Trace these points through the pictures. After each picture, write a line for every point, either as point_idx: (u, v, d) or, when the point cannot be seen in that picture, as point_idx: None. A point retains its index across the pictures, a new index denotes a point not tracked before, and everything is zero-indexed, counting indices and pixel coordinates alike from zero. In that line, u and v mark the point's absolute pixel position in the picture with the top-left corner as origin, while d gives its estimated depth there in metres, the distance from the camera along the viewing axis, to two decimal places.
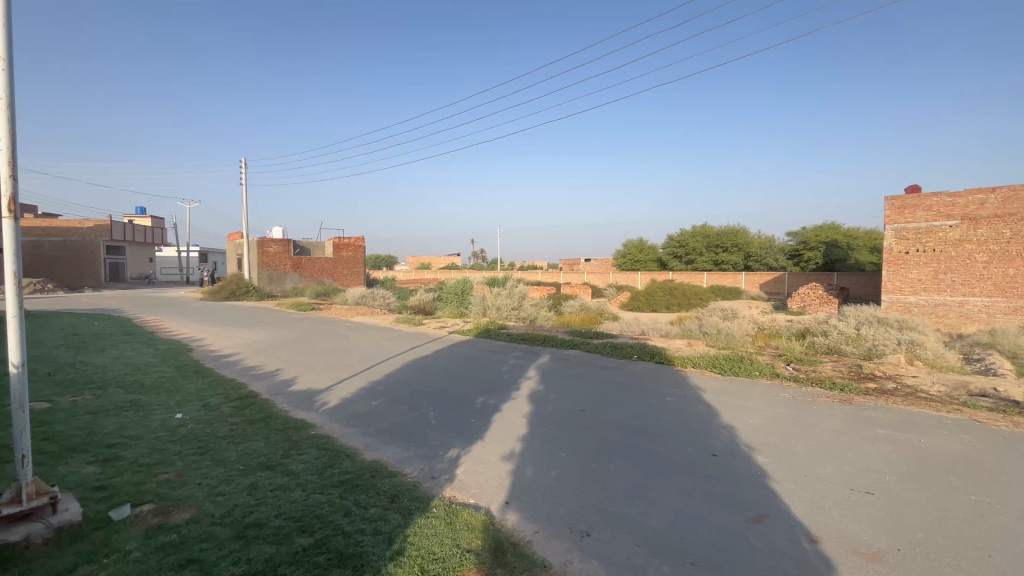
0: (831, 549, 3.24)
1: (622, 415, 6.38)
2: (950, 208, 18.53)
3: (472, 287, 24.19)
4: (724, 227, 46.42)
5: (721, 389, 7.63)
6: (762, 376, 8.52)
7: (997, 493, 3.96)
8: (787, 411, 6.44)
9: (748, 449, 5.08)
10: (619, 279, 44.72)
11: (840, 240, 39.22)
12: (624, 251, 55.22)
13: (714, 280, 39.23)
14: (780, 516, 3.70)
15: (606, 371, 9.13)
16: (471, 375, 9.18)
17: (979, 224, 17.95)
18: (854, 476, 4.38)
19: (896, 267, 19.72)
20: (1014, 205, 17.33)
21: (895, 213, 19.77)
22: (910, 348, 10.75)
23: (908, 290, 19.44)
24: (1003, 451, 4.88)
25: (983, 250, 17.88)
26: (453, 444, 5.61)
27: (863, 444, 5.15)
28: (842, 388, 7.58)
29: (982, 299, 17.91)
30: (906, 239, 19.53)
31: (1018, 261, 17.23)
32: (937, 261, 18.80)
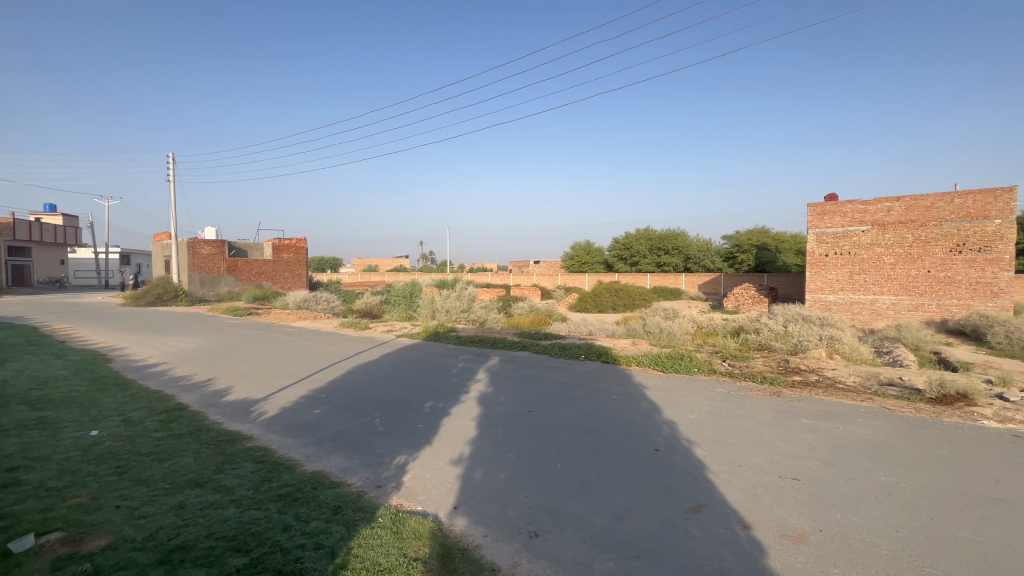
0: (761, 533, 3.45)
1: (570, 414, 6.49)
2: (862, 214, 20.34)
3: (420, 290, 23.81)
4: (666, 231, 48.51)
5: (663, 386, 7.95)
6: (700, 373, 8.97)
7: (903, 473, 4.38)
8: (723, 405, 6.81)
9: (688, 443, 5.32)
10: (568, 280, 45.58)
11: (769, 243, 42.05)
12: (572, 253, 56.37)
13: (657, 281, 40.85)
14: (716, 505, 3.89)
15: (555, 372, 9.27)
16: (419, 379, 9.01)
17: (887, 229, 19.81)
18: (782, 464, 4.68)
19: (817, 269, 21.40)
20: (915, 213, 19.26)
21: (816, 219, 21.45)
22: (830, 343, 11.66)
23: (828, 289, 21.14)
24: (909, 435, 5.40)
25: (890, 253, 19.73)
26: (400, 451, 5.48)
27: (790, 434, 5.54)
28: (772, 381, 8.11)
29: (890, 297, 19.77)
30: (826, 243, 21.24)
31: (919, 263, 19.18)
32: (852, 262, 20.56)
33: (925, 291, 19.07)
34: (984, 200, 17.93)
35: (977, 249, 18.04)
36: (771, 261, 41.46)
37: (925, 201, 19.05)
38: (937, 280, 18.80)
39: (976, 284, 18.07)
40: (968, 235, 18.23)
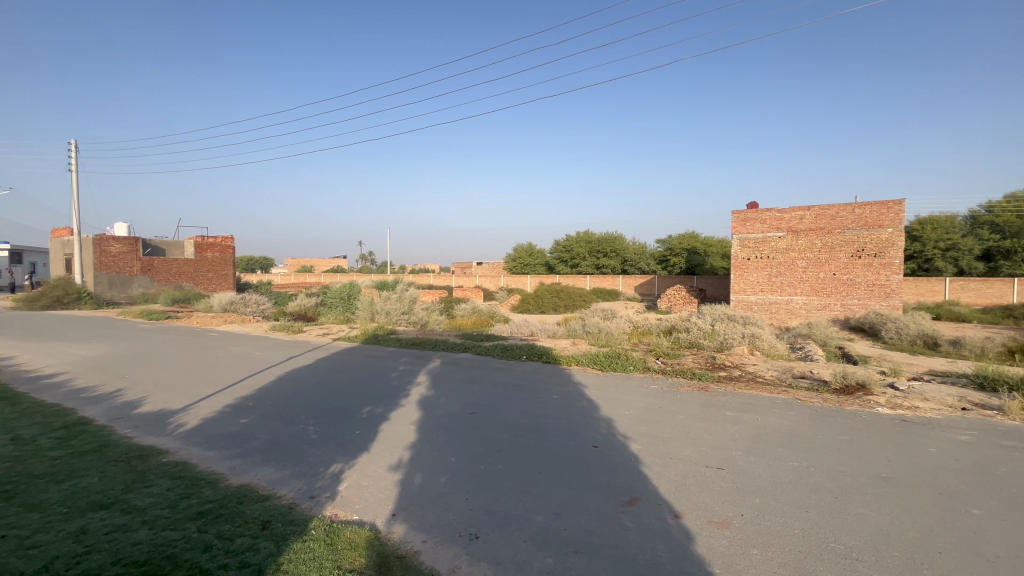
0: (690, 521, 3.65)
1: (511, 415, 6.53)
2: (779, 221, 22.10)
3: (359, 291, 23.01)
4: (604, 234, 50.21)
5: (601, 384, 8.21)
6: (635, 370, 9.36)
7: (812, 458, 4.80)
8: (656, 401, 7.15)
9: (623, 438, 5.53)
10: (510, 281, 45.91)
11: (699, 247, 44.64)
12: (515, 255, 56.87)
13: (596, 283, 42.12)
14: (649, 497, 4.07)
15: (496, 373, 9.30)
16: (357, 384, 8.71)
17: (799, 235, 21.64)
18: (709, 455, 4.98)
19: (740, 271, 23.02)
20: (823, 221, 21.18)
21: (739, 225, 23.06)
22: (751, 341, 12.56)
23: (750, 290, 22.79)
24: (817, 423, 5.93)
25: (802, 257, 21.59)
26: (335, 458, 5.26)
27: (716, 426, 5.91)
28: (700, 377, 8.62)
29: (803, 297, 21.63)
30: (748, 247, 22.89)
31: (826, 267, 21.11)
32: (771, 266, 22.29)
33: (831, 292, 21.05)
34: (879, 211, 20.05)
35: (874, 254, 20.15)
36: (700, 264, 44.04)
37: (832, 211, 21.01)
38: (841, 282, 20.81)
39: (873, 286, 20.19)
40: (867, 241, 20.33)
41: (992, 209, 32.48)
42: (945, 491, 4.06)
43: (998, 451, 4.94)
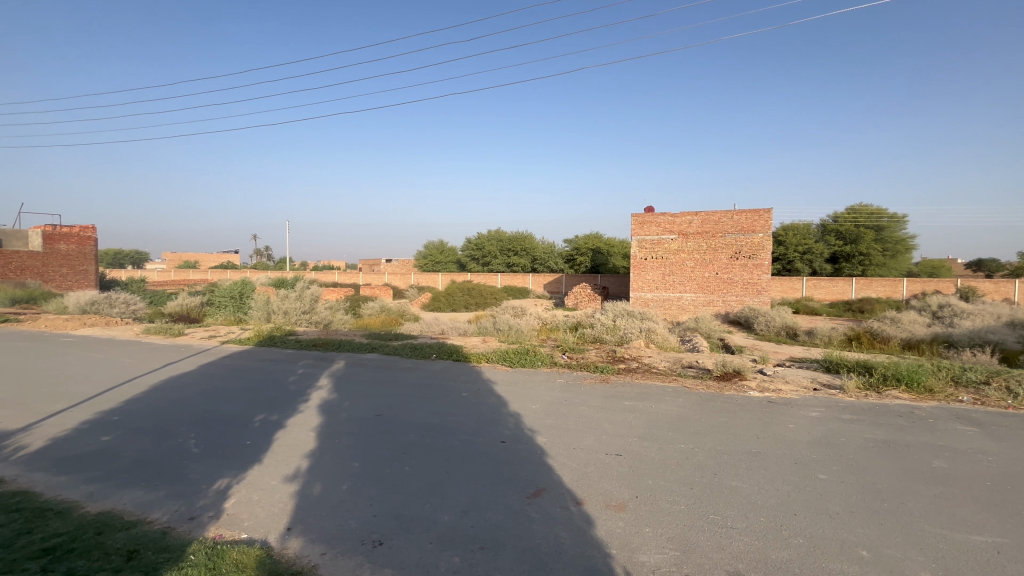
0: (590, 507, 3.85)
1: (419, 415, 6.39)
2: (671, 225, 24.14)
3: (252, 289, 21.11)
4: (515, 233, 51.25)
5: (510, 380, 8.36)
6: (543, 366, 9.66)
7: (696, 440, 5.31)
8: (561, 394, 7.43)
9: (530, 432, 5.68)
10: (421, 279, 45.09)
11: (602, 247, 47.21)
12: (426, 252, 55.99)
13: (507, 281, 42.85)
14: (553, 487, 4.22)
15: (405, 373, 9.06)
16: (248, 390, 7.98)
17: (689, 238, 23.79)
18: (608, 443, 5.29)
19: (638, 270, 24.85)
20: (708, 226, 23.48)
21: (637, 227, 24.83)
22: (648, 335, 13.56)
23: (646, 288, 24.71)
24: (701, 408, 6.56)
25: (691, 258, 23.77)
26: (221, 473, 4.77)
27: (615, 415, 6.29)
28: (602, 370, 9.12)
29: (691, 294, 23.83)
30: (645, 248, 24.71)
31: (711, 267, 23.44)
32: (664, 265, 24.27)
33: (714, 289, 23.41)
34: (752, 218, 22.64)
35: (748, 256, 22.74)
36: (604, 264, 46.60)
37: (715, 217, 23.37)
38: (722, 281, 23.22)
39: (747, 284, 22.78)
40: (742, 245, 22.87)
41: (838, 219, 38.20)
42: (800, 461, 4.70)
43: (839, 424, 5.83)
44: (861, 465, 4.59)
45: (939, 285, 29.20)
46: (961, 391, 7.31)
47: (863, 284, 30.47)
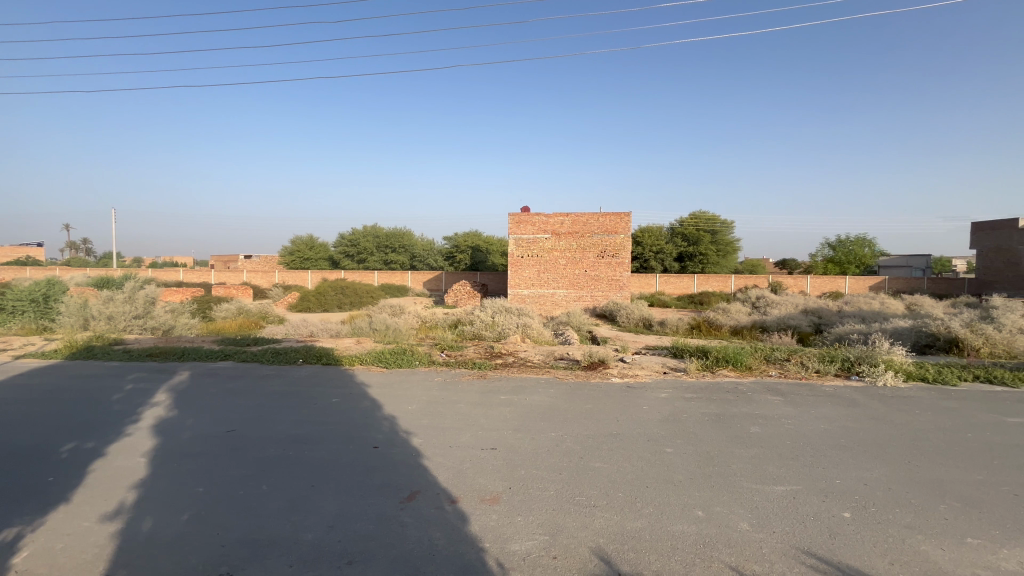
0: (465, 503, 3.86)
1: (280, 427, 5.81)
2: (545, 225, 25.38)
3: (63, 290, 17.29)
4: (392, 229, 49.59)
5: (384, 382, 8.04)
6: (420, 365, 9.47)
7: (565, 427, 5.65)
8: (438, 393, 7.35)
9: (405, 434, 5.52)
10: (288, 277, 41.23)
11: (481, 245, 47.93)
12: (292, 247, 51.33)
13: (385, 279, 41.27)
14: (428, 488, 4.14)
15: (266, 381, 8.19)
16: (52, 414, 6.49)
17: (561, 238, 25.26)
18: (483, 438, 5.36)
19: (516, 268, 25.70)
20: (578, 226, 25.16)
21: (515, 226, 25.64)
22: (524, 330, 14.09)
23: (523, 285, 25.67)
24: (571, 397, 7.01)
25: (563, 257, 25.29)
26: (7, 523, 3.80)
27: (491, 410, 6.42)
28: (480, 367, 9.24)
29: (563, 291, 25.37)
30: (522, 247, 25.66)
31: (581, 265, 25.19)
32: (539, 263, 25.46)
33: (584, 286, 25.23)
34: (615, 220, 24.86)
35: (612, 255, 24.93)
36: (483, 261, 47.33)
37: (583, 218, 25.14)
38: (590, 278, 25.13)
39: (611, 281, 24.98)
40: (607, 245, 25.01)
41: (683, 223, 43.69)
42: (652, 438, 5.27)
43: (683, 403, 6.66)
44: (698, 437, 5.30)
45: (756, 281, 35.15)
46: (771, 367, 8.88)
47: (702, 280, 35.37)
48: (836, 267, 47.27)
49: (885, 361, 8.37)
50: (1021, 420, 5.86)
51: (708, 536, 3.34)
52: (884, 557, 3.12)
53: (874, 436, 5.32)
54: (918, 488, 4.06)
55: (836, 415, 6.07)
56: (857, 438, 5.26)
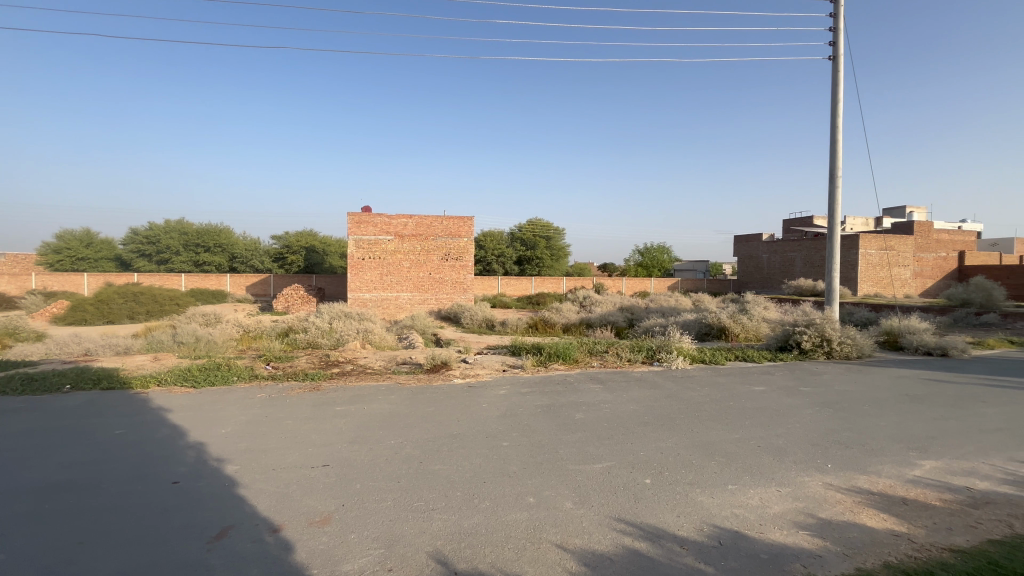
0: (290, 531, 3.49)
1: (31, 474, 4.50)
2: (388, 226, 24.55)
3: None
4: (205, 225, 42.70)
5: (191, 403, 6.86)
6: (240, 381, 8.30)
7: (405, 434, 5.52)
8: (261, 411, 6.54)
9: (216, 462, 4.77)
10: (50, 281, 32.27)
11: (317, 246, 44.30)
12: (57, 244, 40.43)
13: (195, 282, 35.22)
14: (244, 521, 3.64)
15: (9, 416, 6.28)
16: None
17: (404, 240, 24.74)
18: (314, 455, 4.93)
19: (356, 271, 24.30)
20: (421, 229, 24.95)
21: (354, 226, 24.20)
22: (365, 336, 13.39)
23: (364, 288, 24.39)
24: (413, 402, 6.88)
25: (407, 259, 24.81)
26: None
27: (323, 423, 5.95)
28: (314, 378, 8.48)
29: (407, 294, 24.88)
30: (362, 248, 24.38)
31: (425, 268, 25.05)
32: (382, 265, 24.52)
33: (428, 289, 25.13)
34: (458, 223, 25.32)
35: (455, 258, 25.38)
36: (319, 263, 43.80)
37: (427, 221, 25.02)
38: (435, 280, 25.15)
39: (455, 283, 25.39)
40: (451, 248, 25.37)
41: (521, 229, 46.63)
42: (490, 435, 5.48)
43: (519, 397, 7.08)
44: (531, 428, 5.70)
45: (583, 282, 39.28)
46: (594, 359, 9.99)
47: (538, 282, 38.19)
48: (642, 269, 55.58)
49: (677, 348, 10.11)
50: (763, 388, 7.65)
51: (537, 521, 3.59)
52: (673, 512, 3.74)
53: (669, 411, 6.37)
54: (697, 450, 4.98)
55: (642, 396, 7.11)
56: (657, 414, 6.23)
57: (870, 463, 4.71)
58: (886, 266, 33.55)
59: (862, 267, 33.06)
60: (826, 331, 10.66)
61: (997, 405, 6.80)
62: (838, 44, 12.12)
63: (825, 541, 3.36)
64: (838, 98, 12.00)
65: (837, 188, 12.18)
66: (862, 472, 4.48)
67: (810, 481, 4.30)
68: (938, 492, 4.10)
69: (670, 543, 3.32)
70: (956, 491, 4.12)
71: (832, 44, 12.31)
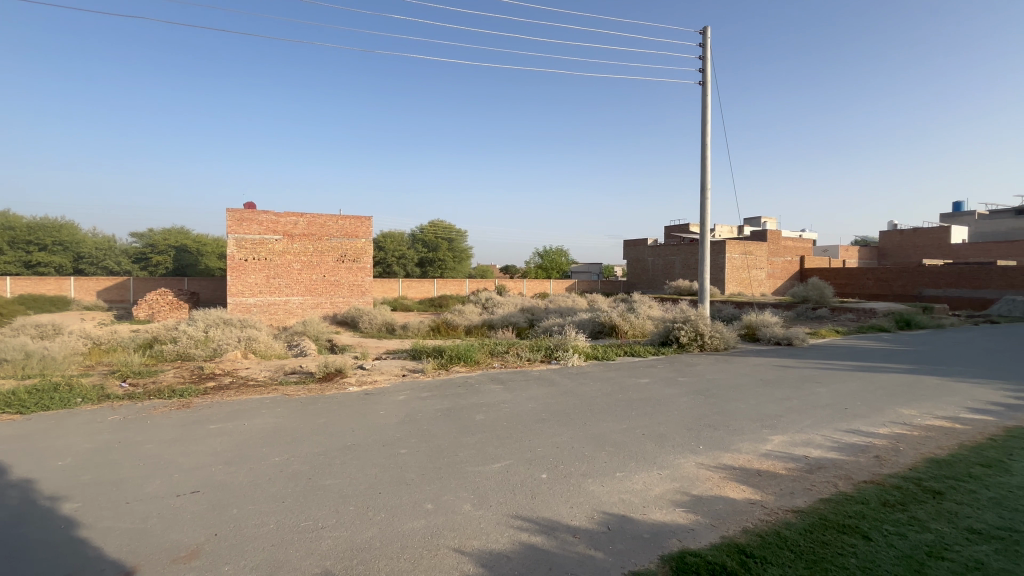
0: (149, 571, 3.05)
1: None
2: (275, 225, 22.62)
3: None
4: (40, 219, 35.90)
5: (17, 433, 5.68)
6: (86, 402, 7.06)
7: (293, 449, 5.12)
8: (113, 435, 5.63)
9: (49, 502, 4.00)
10: None
11: (189, 245, 39.43)
12: None
13: (26, 288, 29.41)
14: (87, 567, 3.09)
15: None
16: None
17: (294, 239, 22.98)
18: (181, 481, 4.36)
19: (238, 273, 22.03)
20: (314, 228, 23.37)
21: (235, 224, 21.94)
22: (247, 345, 12.16)
23: (248, 292, 22.19)
24: (303, 414, 6.40)
25: (297, 260, 23.07)
26: None
27: (194, 444, 5.30)
28: (183, 394, 7.50)
29: (298, 297, 23.14)
30: (245, 248, 22.17)
31: (319, 270, 23.51)
32: (268, 267, 22.52)
33: (322, 292, 23.61)
34: (355, 223, 24.14)
35: (352, 260, 24.15)
36: (192, 265, 39.11)
37: (320, 220, 23.49)
38: (329, 283, 23.71)
39: (352, 286, 24.15)
40: (347, 249, 24.09)
41: (423, 230, 45.94)
42: (387, 443, 5.28)
43: (419, 402, 6.93)
44: (430, 433, 5.61)
45: (485, 284, 39.74)
46: (494, 359, 10.13)
47: (441, 284, 37.84)
48: (542, 272, 57.68)
49: (572, 346, 10.62)
50: (647, 380, 8.34)
51: (435, 527, 3.53)
52: (567, 503, 3.90)
53: (564, 407, 6.66)
54: (589, 442, 5.27)
55: (540, 394, 7.36)
56: (554, 410, 6.49)
57: (733, 441, 5.35)
58: (746, 268, 38.52)
59: (727, 269, 37.57)
60: (699, 327, 11.93)
61: (827, 384, 8.15)
62: (706, 72, 13.62)
63: (697, 515, 3.73)
64: (706, 119, 13.50)
65: (707, 199, 13.69)
66: (726, 450, 5.07)
67: (684, 462, 4.77)
68: (784, 462, 4.79)
69: (563, 533, 3.46)
70: (797, 460, 4.83)
71: (701, 71, 13.81)
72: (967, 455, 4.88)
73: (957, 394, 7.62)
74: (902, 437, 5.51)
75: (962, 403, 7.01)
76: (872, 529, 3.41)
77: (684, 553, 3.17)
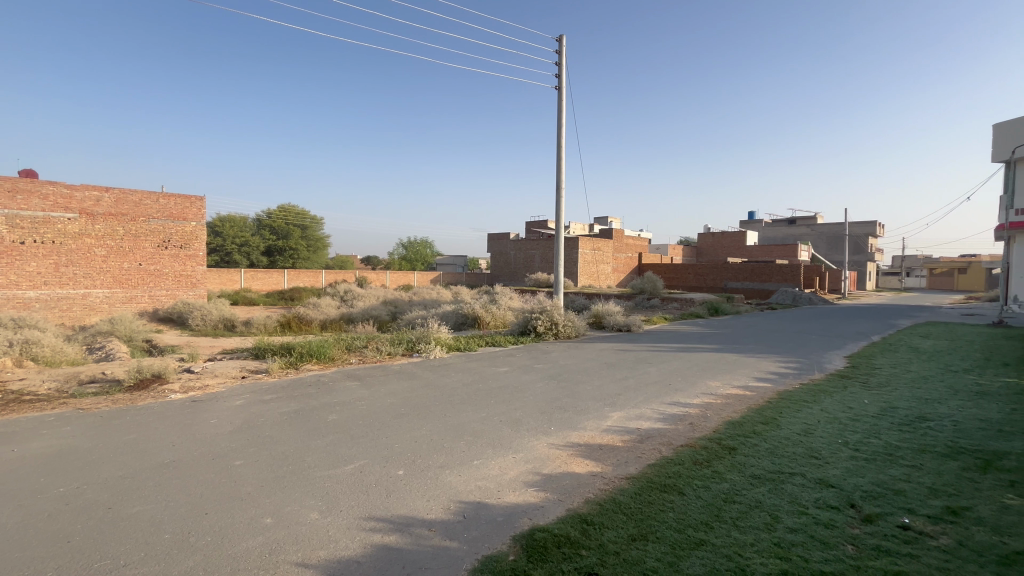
0: None
1: None
2: (67, 200, 18.26)
3: None
4: None
5: None
6: None
7: (86, 474, 4.18)
8: None
9: None
10: None
11: None
12: None
13: None
14: None
15: None
16: None
17: (96, 219, 18.83)
18: None
19: (9, 259, 17.18)
20: (124, 207, 19.43)
21: (3, 196, 17.11)
22: (23, 350, 9.59)
23: (25, 284, 17.45)
24: (102, 431, 5.26)
25: (101, 245, 18.95)
26: None
27: None
28: None
29: (103, 290, 19.01)
30: (19, 228, 17.41)
31: (131, 257, 19.63)
32: (57, 253, 18.06)
33: (136, 283, 19.75)
34: (182, 204, 20.70)
35: (179, 246, 20.69)
36: None
37: (134, 197, 19.66)
38: (147, 273, 19.98)
39: (179, 277, 20.69)
40: (171, 233, 20.55)
41: (271, 214, 41.30)
42: (218, 454, 4.63)
43: (261, 406, 6.21)
44: (272, 439, 5.07)
45: (344, 275, 37.42)
46: (351, 355, 9.56)
47: (293, 276, 34.52)
48: (406, 263, 56.26)
49: (435, 338, 10.53)
50: (506, 368, 8.68)
51: (274, 543, 3.19)
52: (423, 497, 3.85)
53: (424, 400, 6.59)
54: (448, 433, 5.29)
55: (399, 388, 7.16)
56: (413, 404, 6.36)
57: (579, 420, 5.84)
58: (596, 263, 42.45)
59: (580, 264, 40.93)
60: (554, 317, 12.79)
61: (657, 364, 9.39)
62: (562, 77, 14.53)
63: (546, 492, 3.98)
64: (561, 122, 14.42)
65: (562, 197, 14.66)
66: (574, 429, 5.51)
67: (537, 443, 5.06)
68: (621, 434, 5.39)
69: (418, 528, 3.41)
70: (630, 432, 5.47)
71: (557, 76, 14.69)
72: (753, 416, 6.03)
73: (748, 366, 9.43)
74: (709, 405, 6.61)
75: (751, 374, 8.69)
76: (684, 485, 4.01)
77: (534, 530, 3.35)
